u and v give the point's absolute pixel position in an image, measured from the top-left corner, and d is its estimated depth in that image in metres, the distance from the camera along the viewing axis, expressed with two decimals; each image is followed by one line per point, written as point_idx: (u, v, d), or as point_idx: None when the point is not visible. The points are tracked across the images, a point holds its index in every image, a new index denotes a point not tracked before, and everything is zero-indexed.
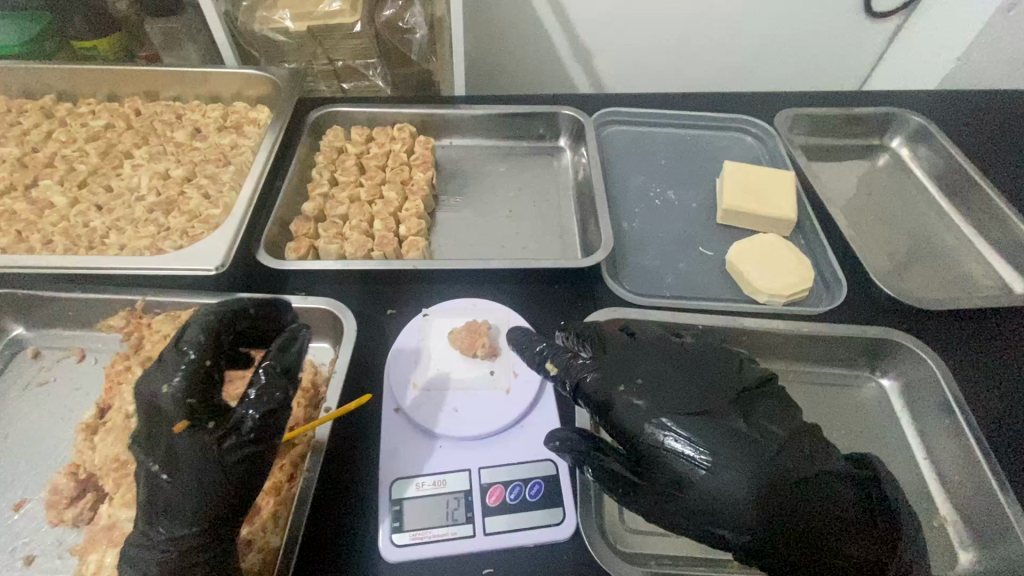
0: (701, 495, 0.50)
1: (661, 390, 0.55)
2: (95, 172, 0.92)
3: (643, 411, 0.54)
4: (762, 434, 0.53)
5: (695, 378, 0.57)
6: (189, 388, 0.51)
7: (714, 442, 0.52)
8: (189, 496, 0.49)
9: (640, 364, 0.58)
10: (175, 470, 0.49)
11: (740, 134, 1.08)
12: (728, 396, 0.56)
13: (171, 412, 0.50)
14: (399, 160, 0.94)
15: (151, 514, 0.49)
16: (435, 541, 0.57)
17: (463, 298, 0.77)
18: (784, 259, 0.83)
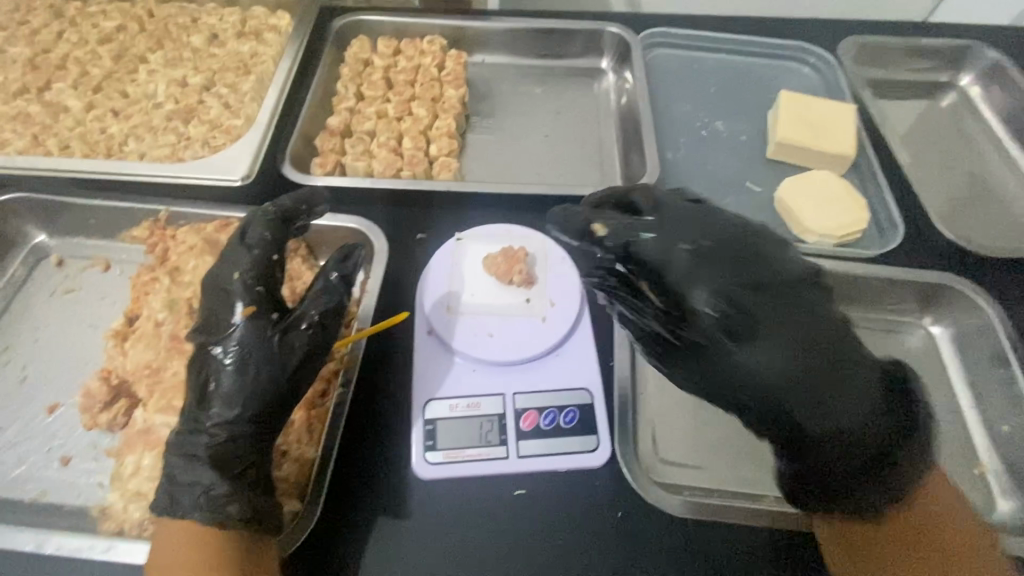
0: (727, 365, 0.51)
1: (717, 259, 0.52)
2: (109, 76, 0.87)
3: (692, 273, 0.50)
4: (798, 323, 0.52)
5: (749, 255, 0.53)
6: (255, 282, 0.52)
7: (762, 321, 0.51)
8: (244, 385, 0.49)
9: (700, 229, 0.53)
10: (232, 358, 0.49)
11: (796, 64, 0.99)
12: (779, 278, 0.53)
13: (237, 298, 0.51)
14: (430, 75, 0.88)
15: (200, 401, 0.49)
16: (468, 461, 0.57)
17: (499, 224, 0.72)
18: (838, 197, 0.78)
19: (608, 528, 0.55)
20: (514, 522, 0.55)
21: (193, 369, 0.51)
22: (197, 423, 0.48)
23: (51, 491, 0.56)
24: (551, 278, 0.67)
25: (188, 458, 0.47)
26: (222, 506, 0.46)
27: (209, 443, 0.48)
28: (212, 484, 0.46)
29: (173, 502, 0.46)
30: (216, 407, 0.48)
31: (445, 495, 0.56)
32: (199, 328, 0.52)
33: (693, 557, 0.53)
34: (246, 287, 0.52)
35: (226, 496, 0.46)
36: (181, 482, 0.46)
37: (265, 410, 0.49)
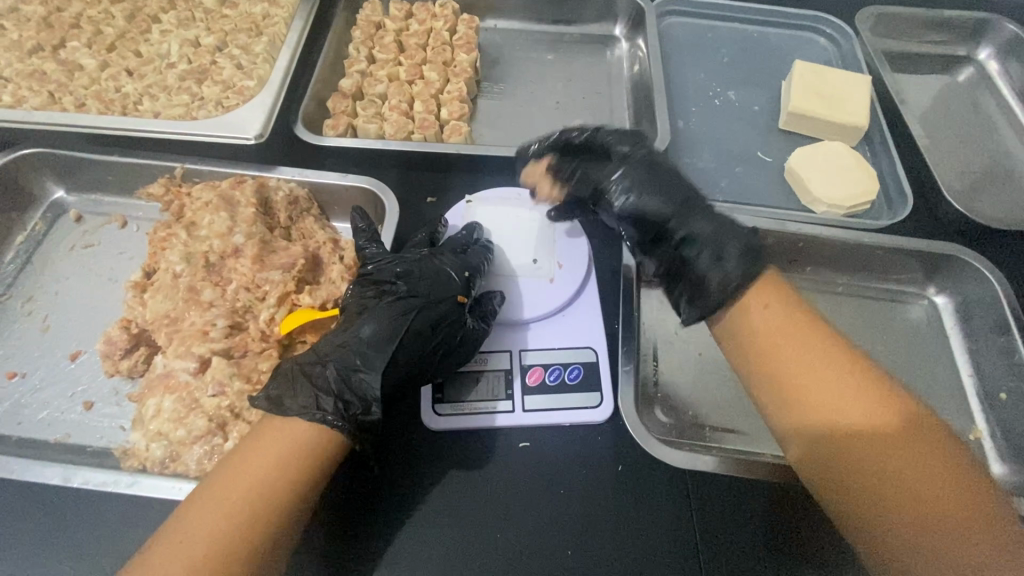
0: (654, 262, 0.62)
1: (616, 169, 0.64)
2: (123, 36, 0.87)
3: (602, 183, 0.64)
4: (697, 231, 0.59)
5: (651, 174, 0.62)
6: (467, 277, 0.61)
7: (652, 211, 0.61)
8: (426, 349, 0.56)
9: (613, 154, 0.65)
10: (425, 316, 0.57)
11: (812, 35, 0.98)
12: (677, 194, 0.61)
13: (444, 271, 0.61)
14: (441, 40, 0.88)
15: (384, 340, 0.55)
16: (475, 413, 0.59)
17: (508, 188, 0.74)
18: (848, 167, 0.78)
19: (610, 479, 0.56)
20: (518, 470, 0.56)
21: (371, 312, 0.57)
22: (370, 354, 0.54)
23: (74, 433, 0.58)
24: (559, 241, 0.69)
25: (352, 371, 0.53)
26: (365, 430, 0.51)
27: (373, 380, 0.53)
28: (365, 408, 0.52)
29: (320, 408, 0.50)
30: (399, 351, 0.55)
31: (452, 445, 0.57)
32: (393, 282, 0.59)
33: (692, 507, 0.55)
34: (453, 275, 0.60)
35: (371, 424, 0.52)
36: (336, 392, 0.51)
37: (420, 374, 0.56)
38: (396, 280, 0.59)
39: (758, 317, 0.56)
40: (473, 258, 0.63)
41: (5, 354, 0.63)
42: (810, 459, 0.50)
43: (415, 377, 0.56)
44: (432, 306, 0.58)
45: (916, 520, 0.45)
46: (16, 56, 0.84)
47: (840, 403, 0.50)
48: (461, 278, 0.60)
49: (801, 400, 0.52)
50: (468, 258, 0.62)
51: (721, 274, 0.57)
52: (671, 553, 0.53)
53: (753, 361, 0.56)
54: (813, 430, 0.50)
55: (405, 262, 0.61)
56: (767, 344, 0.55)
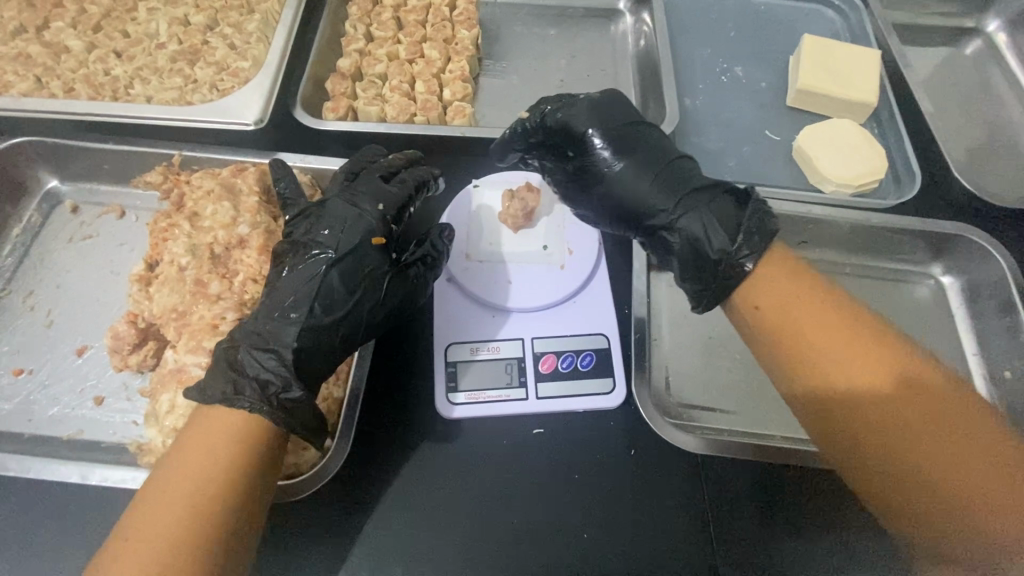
0: (648, 227, 0.59)
1: (616, 139, 0.61)
2: (109, 15, 0.84)
3: (601, 153, 0.61)
4: (702, 197, 0.57)
5: (646, 145, 0.61)
6: (383, 213, 0.59)
7: (652, 177, 0.59)
8: (348, 305, 0.55)
9: (605, 120, 0.62)
10: (342, 268, 0.55)
11: (821, 7, 0.96)
12: (673, 165, 0.60)
13: (355, 224, 0.57)
14: (441, 15, 0.85)
15: (299, 303, 0.54)
16: (490, 401, 0.59)
17: (515, 171, 0.72)
18: (857, 145, 0.77)
19: (626, 466, 0.57)
20: (534, 456, 0.57)
21: (291, 271, 0.56)
22: (288, 323, 0.53)
23: (87, 429, 0.58)
24: (568, 225, 0.68)
25: (264, 351, 0.52)
26: (288, 409, 0.50)
27: (284, 356, 0.51)
28: (285, 387, 0.51)
29: (238, 394, 0.49)
30: (317, 313, 0.54)
31: (468, 433, 0.58)
32: (304, 238, 0.57)
33: (703, 487, 0.56)
34: (368, 214, 0.58)
35: (294, 402, 0.50)
36: (253, 376, 0.50)
37: (349, 331, 0.55)
38: (308, 237, 0.57)
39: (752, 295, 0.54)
40: (391, 192, 0.60)
41: (10, 351, 0.62)
42: (820, 422, 0.49)
43: (341, 343, 0.55)
44: (344, 257, 0.56)
45: (953, 493, 0.43)
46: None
47: (864, 370, 0.48)
48: (374, 217, 0.58)
49: (827, 369, 0.49)
50: (384, 196, 0.60)
51: (729, 231, 0.54)
52: (684, 533, 0.54)
53: (771, 316, 0.52)
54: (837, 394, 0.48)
55: (315, 212, 0.59)
56: (778, 310, 0.52)
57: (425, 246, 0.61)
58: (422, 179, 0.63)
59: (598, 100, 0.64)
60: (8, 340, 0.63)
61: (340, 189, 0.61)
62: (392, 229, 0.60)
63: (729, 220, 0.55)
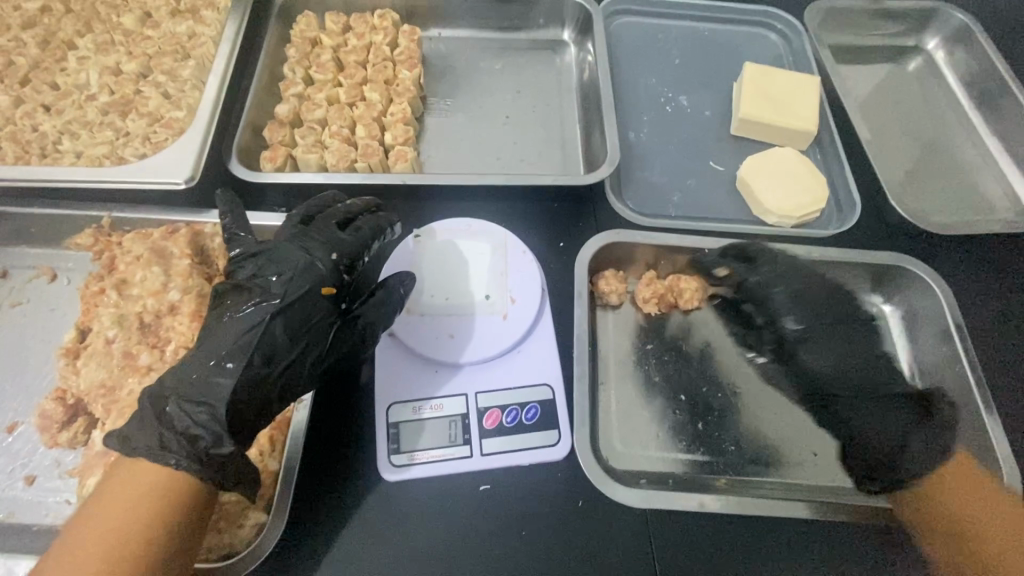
0: (849, 422, 0.64)
1: (823, 330, 0.66)
2: (37, 66, 0.81)
3: (807, 338, 0.66)
4: (869, 386, 0.65)
5: (838, 318, 0.67)
6: (335, 262, 0.57)
7: (835, 357, 0.66)
8: (291, 355, 0.53)
9: (791, 275, 0.67)
10: (287, 317, 0.53)
11: (763, 30, 0.96)
12: (854, 346, 0.67)
13: (306, 275, 0.55)
14: (382, 55, 0.84)
15: (236, 352, 0.51)
16: (433, 461, 0.59)
17: (458, 218, 0.71)
18: (799, 175, 0.78)
19: (570, 516, 0.58)
20: (480, 514, 0.57)
21: (234, 316, 0.54)
22: (217, 373, 0.50)
23: (16, 512, 0.56)
24: (510, 273, 0.67)
25: (197, 404, 0.49)
26: (219, 466, 0.48)
27: (218, 410, 0.49)
28: (216, 441, 0.49)
29: (165, 449, 0.48)
30: (257, 364, 0.51)
31: (413, 493, 0.58)
32: (251, 282, 0.55)
33: (652, 540, 0.57)
34: (320, 262, 0.56)
35: (224, 457, 0.48)
36: (181, 430, 0.48)
37: (290, 382, 0.53)
38: (255, 280, 0.55)
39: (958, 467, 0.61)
40: (345, 240, 0.59)
41: None
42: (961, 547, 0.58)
43: (278, 397, 0.53)
44: (291, 305, 0.54)
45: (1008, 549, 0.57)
46: None
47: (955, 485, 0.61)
48: (328, 266, 0.57)
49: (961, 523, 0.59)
50: (338, 243, 0.58)
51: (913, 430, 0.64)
52: None
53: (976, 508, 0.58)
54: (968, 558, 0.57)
55: (266, 253, 0.57)
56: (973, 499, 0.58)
57: (379, 292, 0.59)
58: (378, 228, 0.62)
59: (795, 266, 0.68)
60: None
61: (293, 232, 0.59)
62: (344, 278, 0.58)
63: (885, 409, 0.64)
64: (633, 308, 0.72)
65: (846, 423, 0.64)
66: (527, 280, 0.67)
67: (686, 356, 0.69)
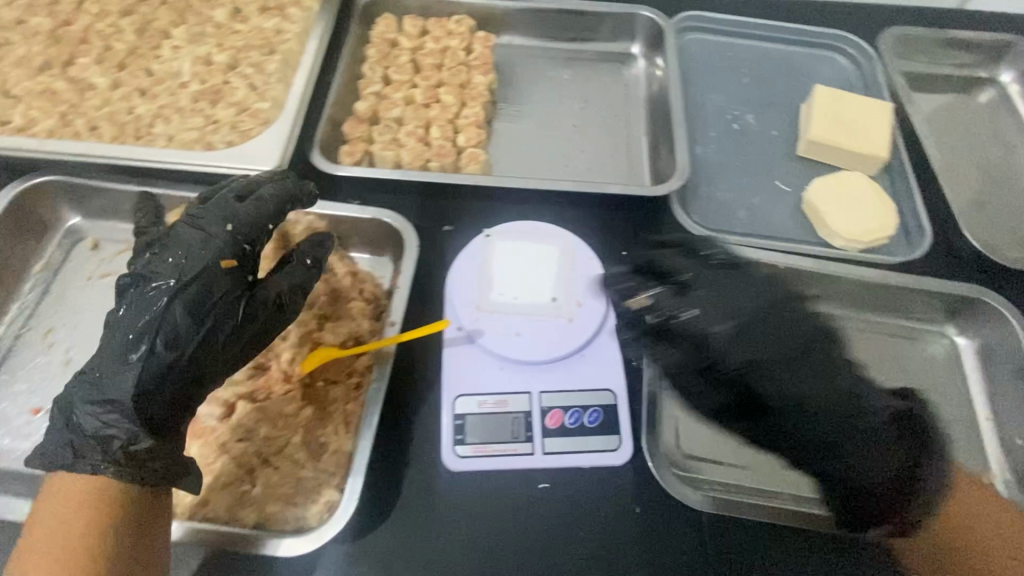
0: (843, 466, 0.60)
1: (755, 346, 0.61)
2: (133, 52, 0.86)
3: (744, 357, 0.60)
4: (829, 416, 0.60)
5: (774, 333, 0.62)
6: (230, 235, 0.56)
7: (803, 387, 0.60)
8: (196, 338, 0.53)
9: (728, 295, 0.63)
10: (184, 300, 0.53)
11: (833, 53, 0.96)
12: (799, 371, 0.61)
13: (208, 255, 0.55)
14: (457, 59, 0.87)
15: (139, 338, 0.51)
16: (496, 455, 0.60)
17: (526, 221, 0.73)
18: (866, 199, 0.78)
19: (626, 518, 0.59)
20: (542, 512, 0.58)
21: (136, 302, 0.53)
22: (127, 365, 0.50)
23: None
24: (577, 277, 0.68)
25: (101, 405, 0.49)
26: (138, 461, 0.49)
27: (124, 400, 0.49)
28: (131, 439, 0.49)
29: (81, 457, 0.49)
30: (160, 350, 0.51)
31: (475, 485, 0.59)
32: (149, 270, 0.55)
33: (713, 551, 0.58)
34: (213, 239, 0.56)
35: (146, 452, 0.50)
36: (91, 434, 0.49)
37: (205, 363, 0.53)
38: (153, 267, 0.55)
39: (966, 478, 0.62)
40: (236, 214, 0.57)
41: (28, 389, 0.64)
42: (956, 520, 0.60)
43: (190, 381, 0.53)
44: (189, 285, 0.53)
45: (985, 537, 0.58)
46: (25, 74, 0.83)
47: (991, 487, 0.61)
48: (231, 245, 0.56)
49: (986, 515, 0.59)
50: (252, 222, 0.57)
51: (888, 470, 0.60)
52: None
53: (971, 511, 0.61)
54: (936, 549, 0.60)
55: (163, 242, 0.56)
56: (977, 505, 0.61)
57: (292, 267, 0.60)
58: (283, 198, 0.60)
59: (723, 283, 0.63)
60: (27, 378, 0.65)
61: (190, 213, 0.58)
62: (245, 251, 0.57)
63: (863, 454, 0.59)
64: None
65: (846, 468, 0.59)
66: (594, 284, 0.68)
67: None
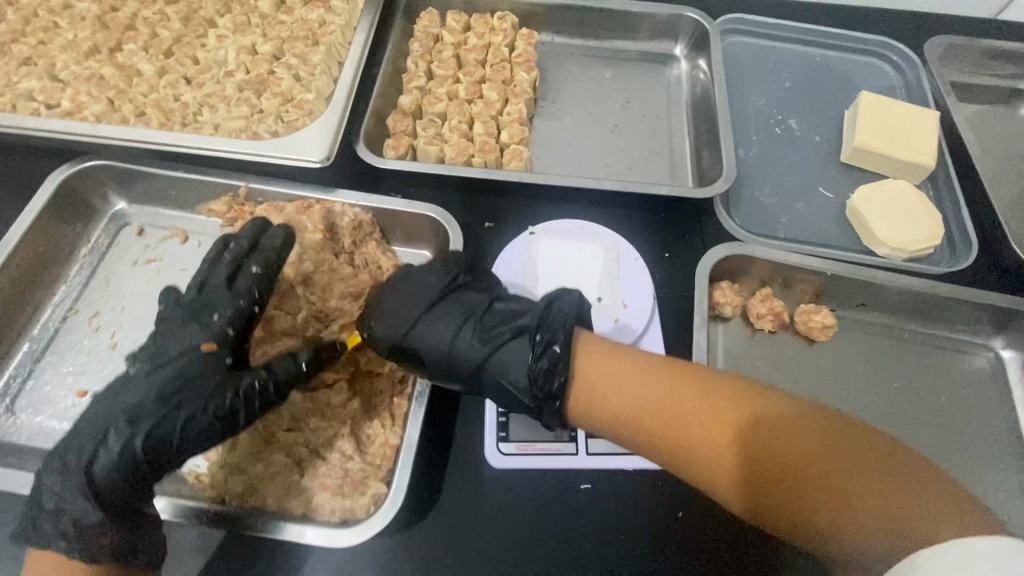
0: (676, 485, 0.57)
1: (431, 341, 0.57)
2: (179, 40, 0.86)
3: (504, 358, 0.57)
4: (511, 389, 0.57)
5: (428, 316, 0.59)
6: (217, 323, 0.53)
7: (485, 365, 0.57)
8: (157, 415, 0.50)
9: (389, 292, 0.60)
10: (145, 385, 0.51)
11: (878, 60, 0.95)
12: (450, 350, 0.57)
13: (194, 337, 0.53)
14: (501, 56, 0.87)
15: (104, 421, 0.50)
16: (540, 454, 0.60)
17: (570, 220, 0.73)
18: (912, 208, 0.77)
19: (670, 523, 0.58)
20: (586, 512, 0.58)
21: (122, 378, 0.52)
22: (89, 444, 0.49)
23: None
24: (621, 278, 0.68)
25: (65, 487, 0.49)
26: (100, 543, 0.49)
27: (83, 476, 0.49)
28: (88, 518, 0.49)
29: (46, 531, 0.49)
30: (117, 437, 0.49)
31: (518, 483, 0.59)
32: (147, 346, 0.54)
33: (759, 556, 0.57)
34: (200, 326, 0.53)
35: (103, 532, 0.49)
36: (54, 511, 0.49)
37: (162, 444, 0.50)
38: (150, 344, 0.54)
39: (689, 393, 0.51)
40: (224, 299, 0.54)
41: (75, 371, 0.64)
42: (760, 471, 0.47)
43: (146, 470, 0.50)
44: (161, 371, 0.51)
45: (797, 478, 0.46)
46: (72, 58, 0.83)
47: (690, 397, 0.51)
48: (208, 323, 0.54)
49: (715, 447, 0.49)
50: (230, 298, 0.55)
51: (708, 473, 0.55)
52: None
53: (615, 378, 0.53)
54: (750, 489, 0.47)
55: (164, 322, 0.55)
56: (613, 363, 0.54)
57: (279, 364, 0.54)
58: (268, 267, 0.57)
59: (394, 281, 0.61)
60: (73, 361, 0.65)
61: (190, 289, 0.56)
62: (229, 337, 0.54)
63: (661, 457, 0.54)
64: (744, 323, 0.72)
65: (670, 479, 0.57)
66: (639, 286, 0.68)
67: (793, 377, 0.69)
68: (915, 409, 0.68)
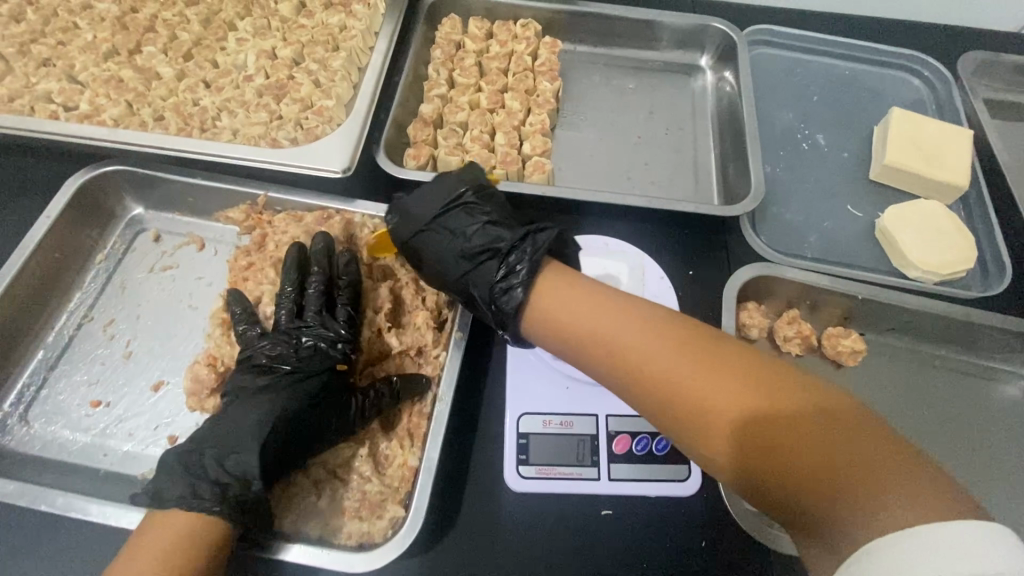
0: None
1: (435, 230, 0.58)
2: (199, 43, 0.85)
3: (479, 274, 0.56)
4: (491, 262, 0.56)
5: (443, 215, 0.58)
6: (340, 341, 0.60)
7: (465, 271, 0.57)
8: (306, 415, 0.55)
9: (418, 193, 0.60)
10: (268, 400, 0.55)
11: (908, 75, 0.93)
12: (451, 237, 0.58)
13: (326, 353, 0.59)
14: (524, 64, 0.85)
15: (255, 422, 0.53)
16: (561, 478, 0.58)
17: (594, 236, 0.72)
18: (945, 230, 0.75)
19: (692, 555, 0.56)
20: (607, 541, 0.56)
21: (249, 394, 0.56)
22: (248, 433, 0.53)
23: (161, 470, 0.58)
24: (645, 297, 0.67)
25: (228, 460, 0.51)
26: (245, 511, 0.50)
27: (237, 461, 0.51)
28: (245, 490, 0.50)
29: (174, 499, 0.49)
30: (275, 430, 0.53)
31: (537, 508, 0.58)
32: (267, 365, 0.58)
33: None
34: (326, 343, 0.59)
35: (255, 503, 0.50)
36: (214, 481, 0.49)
37: (299, 442, 0.54)
38: (270, 363, 0.58)
39: (684, 353, 0.46)
40: (336, 321, 0.60)
41: (89, 380, 0.64)
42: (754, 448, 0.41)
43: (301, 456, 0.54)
44: (300, 381, 0.57)
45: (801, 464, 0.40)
46: (91, 59, 0.82)
47: (684, 358, 0.46)
48: (312, 344, 0.59)
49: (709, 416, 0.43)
50: (327, 319, 0.60)
51: None
52: None
53: (582, 320, 0.50)
54: (747, 468, 0.42)
55: (273, 344, 0.59)
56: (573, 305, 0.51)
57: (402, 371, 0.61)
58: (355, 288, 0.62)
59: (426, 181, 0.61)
60: (87, 370, 0.64)
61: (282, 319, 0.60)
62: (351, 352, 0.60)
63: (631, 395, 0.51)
64: (770, 345, 0.70)
65: None
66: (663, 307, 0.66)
67: None
68: (947, 439, 0.66)
